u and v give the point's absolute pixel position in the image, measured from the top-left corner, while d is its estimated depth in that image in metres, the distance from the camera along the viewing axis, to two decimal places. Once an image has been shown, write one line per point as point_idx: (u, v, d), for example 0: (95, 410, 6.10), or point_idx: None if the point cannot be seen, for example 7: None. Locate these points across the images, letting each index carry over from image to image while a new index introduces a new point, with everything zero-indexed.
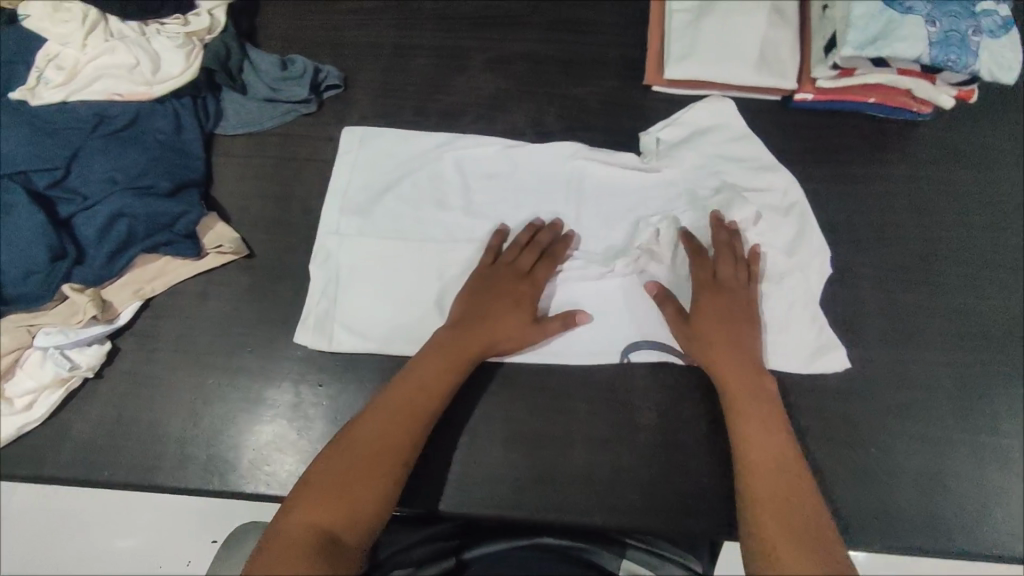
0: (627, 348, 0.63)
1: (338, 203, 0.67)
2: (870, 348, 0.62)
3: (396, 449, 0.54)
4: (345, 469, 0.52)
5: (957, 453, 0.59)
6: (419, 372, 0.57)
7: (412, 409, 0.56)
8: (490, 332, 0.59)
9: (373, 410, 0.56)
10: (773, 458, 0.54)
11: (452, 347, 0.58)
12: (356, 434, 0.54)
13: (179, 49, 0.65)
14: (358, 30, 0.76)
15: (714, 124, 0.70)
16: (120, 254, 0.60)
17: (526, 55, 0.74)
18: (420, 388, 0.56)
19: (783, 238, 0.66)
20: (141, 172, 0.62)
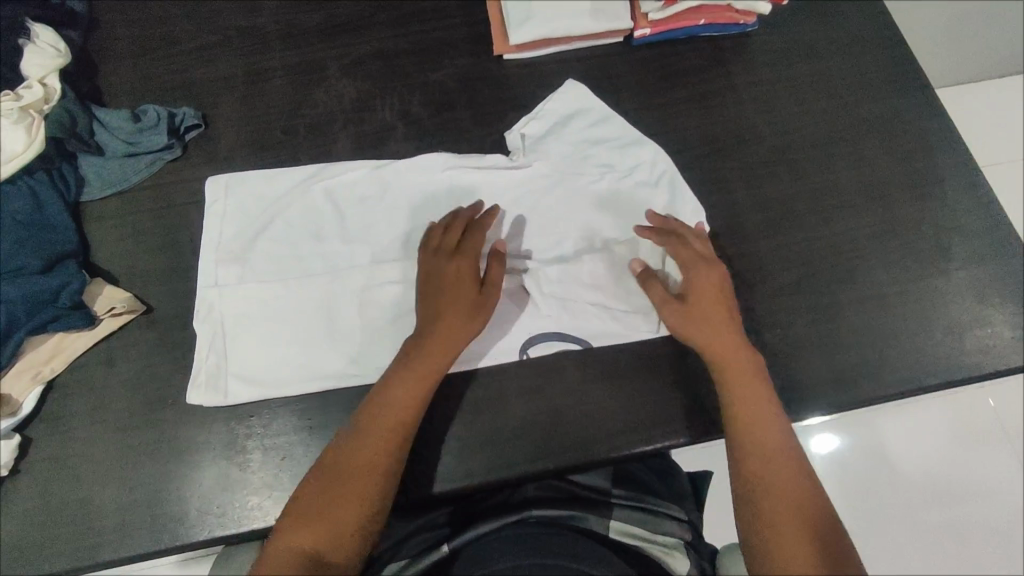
0: (524, 344, 0.63)
1: (216, 258, 0.65)
2: (753, 241, 0.68)
3: (380, 467, 0.54)
4: (330, 494, 0.53)
5: (848, 312, 0.65)
6: (406, 378, 0.57)
7: (399, 421, 0.56)
8: (450, 314, 0.59)
9: (363, 426, 0.56)
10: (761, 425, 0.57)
11: (428, 350, 0.58)
12: (340, 457, 0.55)
13: (17, 125, 0.62)
14: (206, 67, 0.75)
15: (577, 108, 0.72)
16: (6, 340, 0.58)
17: (378, 53, 0.76)
18: (409, 397, 0.57)
19: (655, 209, 0.68)
20: (8, 257, 0.60)
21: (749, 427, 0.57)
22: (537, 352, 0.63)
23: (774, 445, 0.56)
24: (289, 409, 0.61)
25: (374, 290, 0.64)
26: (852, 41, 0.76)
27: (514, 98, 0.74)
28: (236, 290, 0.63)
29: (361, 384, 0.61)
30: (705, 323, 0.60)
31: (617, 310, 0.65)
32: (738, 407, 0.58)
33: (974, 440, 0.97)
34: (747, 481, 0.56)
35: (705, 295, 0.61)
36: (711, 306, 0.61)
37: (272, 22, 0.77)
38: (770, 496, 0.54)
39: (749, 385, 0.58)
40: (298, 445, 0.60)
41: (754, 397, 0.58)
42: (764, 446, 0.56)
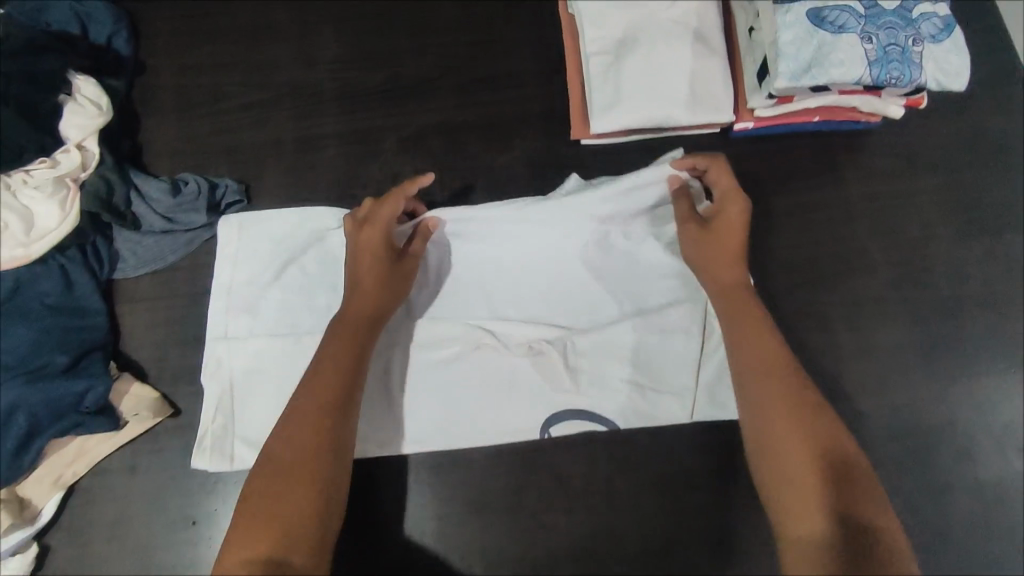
0: (546, 420, 0.57)
1: (228, 301, 0.61)
2: (850, 396, 0.58)
3: (322, 450, 0.46)
4: (269, 484, 0.45)
5: (955, 496, 0.56)
6: (330, 346, 0.51)
7: (323, 401, 0.48)
8: (368, 294, 0.53)
9: (290, 410, 0.48)
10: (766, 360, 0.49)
11: (347, 329, 0.52)
12: (267, 457, 0.47)
13: (51, 198, 0.58)
14: (253, 128, 0.68)
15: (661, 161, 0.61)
16: (25, 448, 0.54)
17: (442, 125, 0.68)
18: (334, 380, 0.49)
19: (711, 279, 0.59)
20: (33, 351, 0.56)
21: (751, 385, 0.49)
22: (565, 452, 0.57)
23: (783, 392, 0.47)
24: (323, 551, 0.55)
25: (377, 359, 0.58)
26: (997, 155, 0.64)
27: None
28: (247, 342, 0.59)
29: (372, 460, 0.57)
30: (721, 261, 0.54)
31: (651, 397, 0.57)
32: (745, 350, 0.50)
33: None
34: (758, 448, 0.47)
35: (718, 250, 0.54)
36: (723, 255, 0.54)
37: (328, 79, 0.70)
38: (784, 452, 0.45)
39: (743, 335, 0.51)
40: None
41: (742, 344, 0.50)
42: (768, 408, 0.47)
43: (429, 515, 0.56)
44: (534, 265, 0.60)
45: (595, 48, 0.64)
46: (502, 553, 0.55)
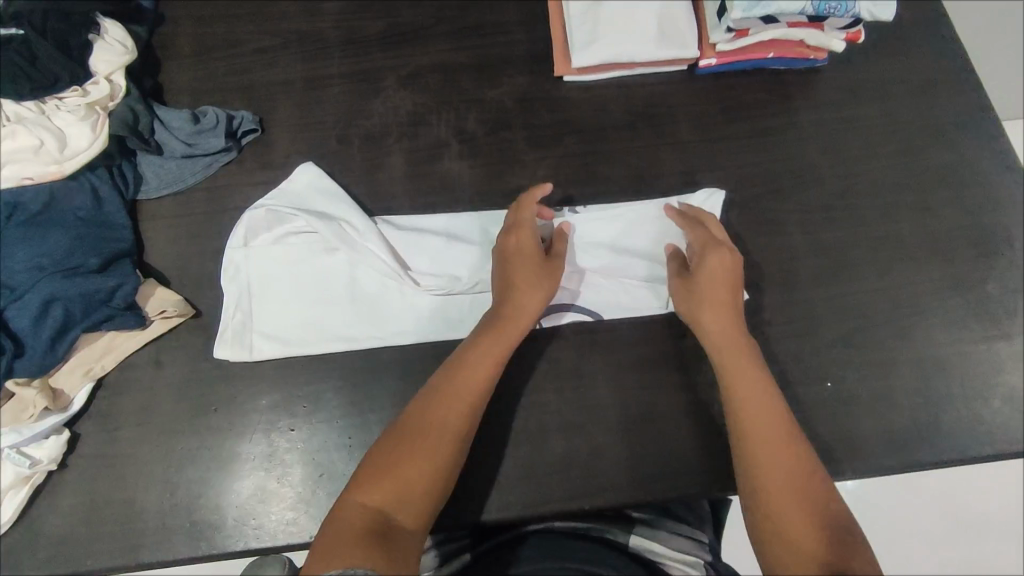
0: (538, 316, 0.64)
1: (250, 216, 0.66)
2: (807, 290, 0.66)
3: (445, 443, 0.54)
4: (401, 442, 0.54)
5: (901, 371, 0.63)
6: (486, 341, 0.58)
7: (471, 391, 0.56)
8: (535, 299, 0.60)
9: (444, 383, 0.57)
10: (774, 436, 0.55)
11: (514, 325, 0.59)
12: (408, 416, 0.55)
13: (83, 121, 0.64)
14: (265, 70, 0.75)
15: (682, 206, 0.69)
16: (60, 339, 0.59)
17: (437, 66, 0.75)
18: (483, 376, 0.57)
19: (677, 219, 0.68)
20: (67, 255, 0.61)
21: (741, 398, 0.57)
22: (554, 338, 0.64)
23: (772, 419, 0.56)
24: (334, 427, 0.61)
25: (391, 257, 0.64)
26: (928, 85, 0.73)
27: (571, 122, 0.73)
28: (268, 250, 0.66)
29: (383, 345, 0.63)
30: (716, 325, 0.60)
31: (629, 290, 0.65)
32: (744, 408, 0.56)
33: (999, 498, 0.97)
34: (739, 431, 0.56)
35: (708, 295, 0.61)
36: (713, 311, 0.60)
37: (333, 27, 0.77)
38: (765, 442, 0.55)
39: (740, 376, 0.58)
40: (336, 468, 0.60)
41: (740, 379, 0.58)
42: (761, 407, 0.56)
43: None
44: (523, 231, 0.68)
45: None
46: (499, 430, 0.61)
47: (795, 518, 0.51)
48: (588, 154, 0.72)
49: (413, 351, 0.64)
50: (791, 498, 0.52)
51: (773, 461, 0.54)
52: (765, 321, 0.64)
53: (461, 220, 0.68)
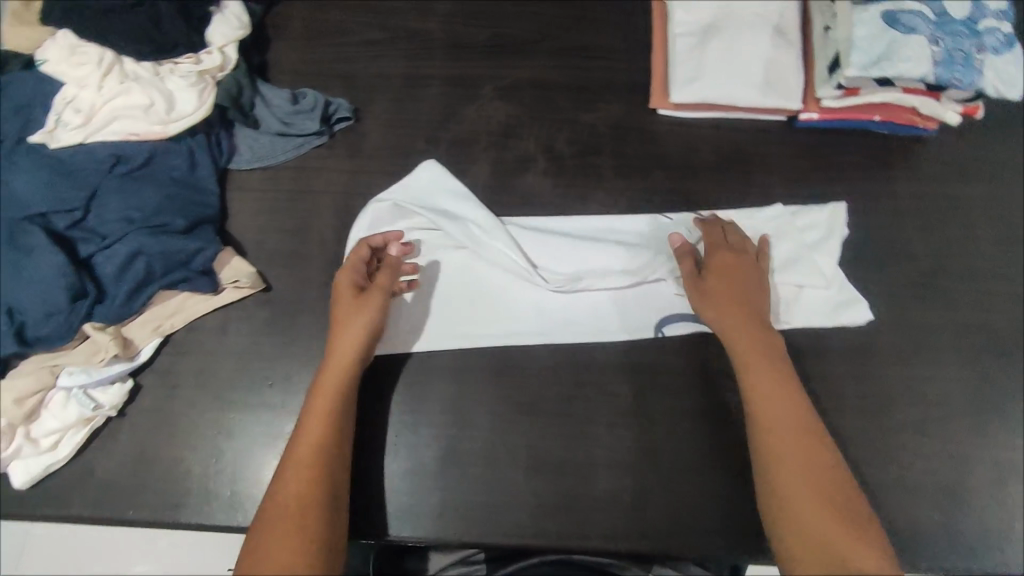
0: (660, 324, 0.64)
1: (376, 208, 0.67)
2: (883, 365, 0.63)
3: (314, 516, 0.52)
4: (274, 515, 0.51)
5: (974, 469, 0.60)
6: (314, 410, 0.56)
7: (311, 462, 0.54)
8: (336, 363, 0.57)
9: (291, 461, 0.54)
10: (806, 433, 0.55)
11: (324, 389, 0.56)
12: (277, 495, 0.52)
13: (191, 88, 0.66)
14: (369, 62, 0.77)
15: (814, 224, 0.68)
16: (138, 291, 0.61)
17: (535, 81, 0.75)
18: (307, 442, 0.54)
19: (806, 236, 0.68)
20: (156, 211, 0.63)
21: (762, 406, 0.56)
22: (613, 372, 0.63)
23: (792, 422, 0.55)
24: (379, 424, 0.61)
25: (518, 253, 0.64)
26: None
27: (662, 156, 0.72)
28: None
29: (439, 350, 0.63)
30: (723, 310, 0.60)
31: None
32: (762, 406, 0.56)
33: None
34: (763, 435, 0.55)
35: (713, 287, 0.61)
36: (722, 294, 0.61)
37: (439, 30, 0.78)
38: (779, 443, 0.54)
39: (754, 368, 0.57)
40: (374, 465, 0.59)
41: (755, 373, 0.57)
42: (779, 410, 0.55)
43: (483, 413, 0.61)
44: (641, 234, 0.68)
45: (682, 30, 0.72)
46: (545, 455, 0.60)
47: (822, 528, 0.50)
48: (673, 190, 0.71)
49: (469, 358, 0.63)
50: (810, 506, 0.51)
51: (792, 467, 0.53)
52: (833, 391, 0.62)
53: (574, 223, 0.69)
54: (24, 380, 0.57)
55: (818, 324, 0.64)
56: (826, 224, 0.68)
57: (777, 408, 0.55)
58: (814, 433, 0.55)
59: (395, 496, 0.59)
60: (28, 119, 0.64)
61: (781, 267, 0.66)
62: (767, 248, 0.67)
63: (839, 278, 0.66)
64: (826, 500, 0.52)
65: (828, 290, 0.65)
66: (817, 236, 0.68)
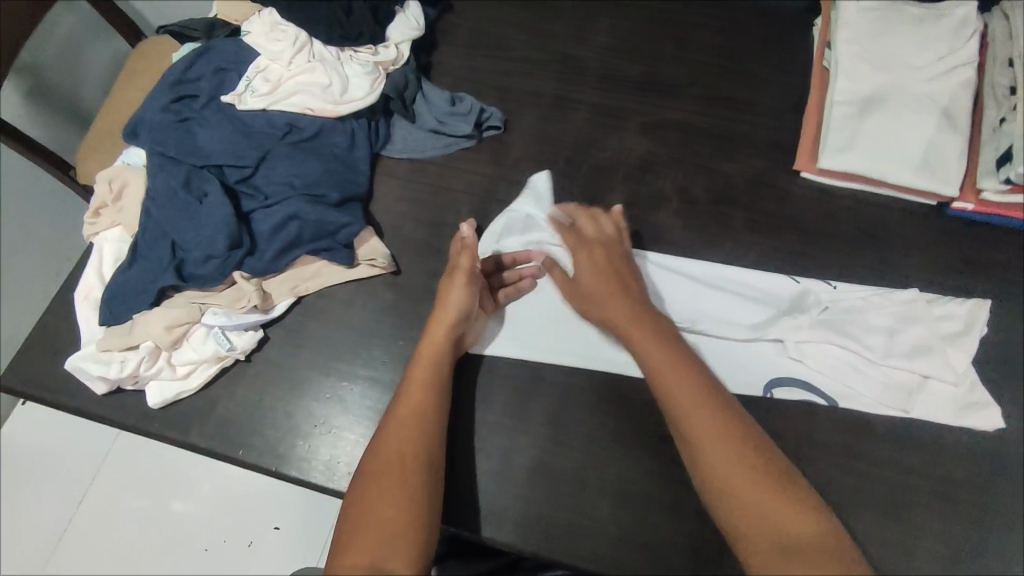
0: (770, 384, 0.63)
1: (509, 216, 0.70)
2: (1006, 478, 0.60)
3: (416, 474, 0.53)
4: (375, 472, 0.53)
5: None
6: (416, 372, 0.59)
7: (411, 422, 0.56)
8: (442, 323, 0.61)
9: (393, 421, 0.56)
10: (708, 427, 0.52)
11: (427, 351, 0.60)
12: (377, 451, 0.54)
13: (366, 76, 0.72)
14: (523, 78, 0.80)
15: (955, 315, 0.65)
16: (286, 252, 0.66)
17: (681, 123, 0.77)
18: (412, 402, 0.57)
19: (942, 326, 0.65)
20: (316, 181, 0.68)
21: (675, 400, 0.54)
22: None
23: (704, 420, 0.52)
24: (481, 423, 0.62)
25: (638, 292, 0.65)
26: None
27: (797, 218, 0.71)
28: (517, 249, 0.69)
29: (547, 364, 0.64)
30: (601, 301, 0.61)
31: (875, 390, 0.62)
32: (669, 395, 0.54)
33: None
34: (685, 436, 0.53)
35: (583, 284, 0.63)
36: (597, 283, 0.62)
37: (595, 59, 0.81)
38: (698, 428, 0.52)
39: (648, 356, 0.57)
40: (469, 463, 0.61)
41: (654, 360, 0.56)
42: (686, 407, 0.53)
43: (581, 434, 0.61)
44: (767, 292, 0.67)
45: (841, 98, 0.71)
46: (638, 490, 0.59)
47: (763, 526, 0.47)
48: (804, 254, 0.70)
49: (577, 378, 0.64)
50: (755, 502, 0.48)
51: (721, 458, 0.51)
52: (951, 493, 0.59)
53: (700, 268, 0.69)
54: (177, 311, 0.63)
55: (939, 419, 0.61)
56: (965, 319, 0.65)
57: (696, 416, 0.52)
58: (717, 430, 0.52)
59: (485, 496, 0.60)
60: (222, 80, 0.71)
61: (915, 351, 0.63)
62: (901, 327, 0.64)
63: (970, 377, 0.63)
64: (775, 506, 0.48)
65: (956, 388, 0.62)
66: (953, 329, 0.64)
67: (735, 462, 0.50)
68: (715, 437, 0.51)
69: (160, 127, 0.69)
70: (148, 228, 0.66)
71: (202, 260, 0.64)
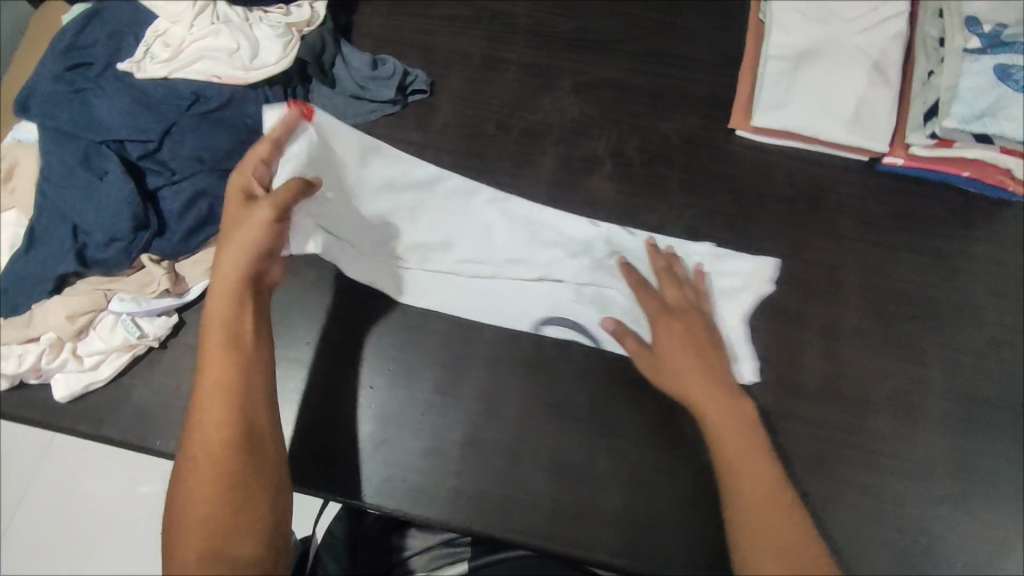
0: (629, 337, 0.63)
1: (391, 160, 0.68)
2: (929, 430, 0.61)
3: (233, 452, 0.50)
4: (195, 464, 0.50)
5: (1008, 554, 0.58)
6: (217, 321, 0.53)
7: (212, 390, 0.51)
8: (237, 251, 0.53)
9: (199, 398, 0.51)
10: (763, 490, 0.51)
11: (217, 288, 0.53)
12: (195, 441, 0.50)
13: (278, 39, 0.66)
14: (450, 37, 0.76)
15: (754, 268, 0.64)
16: (197, 231, 0.62)
17: (614, 82, 0.74)
18: (217, 365, 0.52)
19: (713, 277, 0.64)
20: (227, 155, 0.65)
21: (732, 463, 0.52)
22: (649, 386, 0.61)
23: (760, 485, 0.51)
24: (410, 400, 0.61)
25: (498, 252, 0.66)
26: None
27: (731, 177, 0.70)
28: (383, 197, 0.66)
29: (478, 338, 0.63)
30: (689, 375, 0.56)
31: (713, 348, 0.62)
32: (727, 457, 0.53)
33: None
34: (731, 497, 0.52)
35: (684, 342, 0.57)
36: (688, 353, 0.57)
37: (525, 16, 0.77)
38: (747, 473, 0.52)
39: (720, 419, 0.54)
40: (398, 440, 0.60)
41: (727, 420, 0.54)
42: (745, 467, 0.52)
43: (512, 407, 0.61)
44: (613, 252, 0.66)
45: (776, 52, 0.70)
46: (567, 460, 0.59)
47: None
48: (737, 214, 0.69)
49: (507, 351, 0.63)
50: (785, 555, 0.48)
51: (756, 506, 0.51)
52: (876, 448, 0.60)
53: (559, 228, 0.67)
54: (79, 299, 0.59)
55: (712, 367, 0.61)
56: (746, 275, 0.64)
57: (755, 484, 0.51)
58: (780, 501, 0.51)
59: (414, 474, 0.59)
60: (119, 45, 0.66)
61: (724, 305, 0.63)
62: (741, 291, 0.64)
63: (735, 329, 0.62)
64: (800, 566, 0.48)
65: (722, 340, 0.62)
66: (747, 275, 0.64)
67: (786, 535, 0.49)
68: (773, 502, 0.51)
69: (51, 99, 0.63)
70: (46, 210, 0.61)
71: (105, 244, 0.60)
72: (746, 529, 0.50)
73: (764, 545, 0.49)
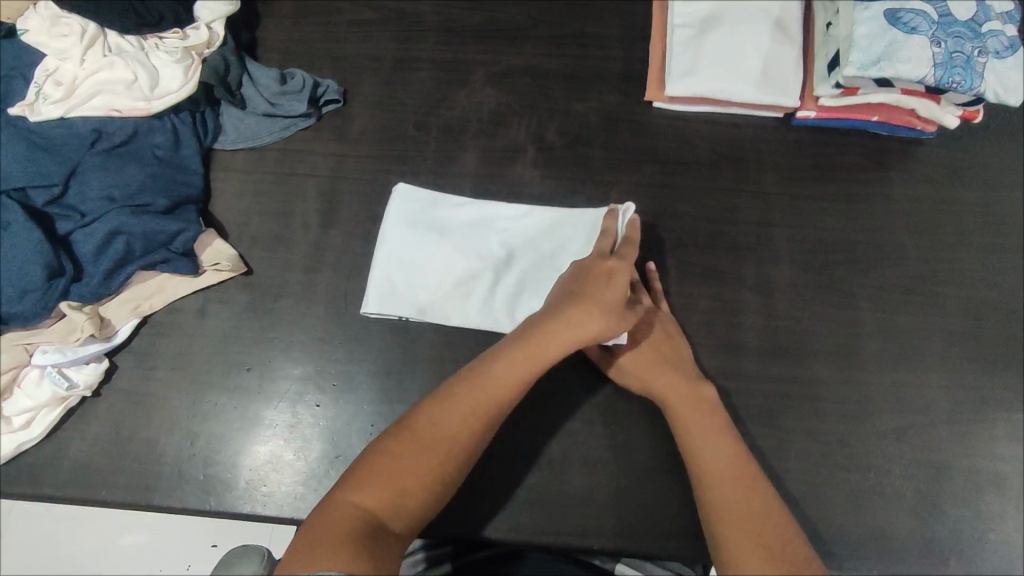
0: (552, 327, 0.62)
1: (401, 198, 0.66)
2: (867, 370, 0.63)
3: (454, 460, 0.49)
4: (406, 464, 0.47)
5: (955, 478, 0.60)
6: (511, 361, 0.52)
7: (479, 417, 0.50)
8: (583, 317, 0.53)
9: (425, 420, 0.49)
10: (726, 462, 0.52)
11: (560, 336, 0.53)
12: (390, 453, 0.48)
13: (178, 64, 0.64)
14: (358, 43, 0.75)
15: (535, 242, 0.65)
16: (116, 272, 0.60)
17: (527, 68, 0.74)
18: (508, 379, 0.51)
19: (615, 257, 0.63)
20: (138, 190, 0.62)
21: (693, 440, 0.54)
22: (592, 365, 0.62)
23: (721, 456, 0.52)
24: (359, 413, 0.61)
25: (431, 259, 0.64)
26: None
27: (653, 150, 0.71)
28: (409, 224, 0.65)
29: (420, 341, 0.63)
30: (648, 370, 0.58)
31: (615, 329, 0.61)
32: (690, 435, 0.54)
33: None
34: (696, 475, 0.52)
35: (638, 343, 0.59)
36: (645, 351, 0.59)
37: (432, 12, 0.76)
38: (707, 451, 0.53)
39: (680, 402, 0.56)
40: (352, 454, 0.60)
41: (676, 397, 0.56)
42: (703, 442, 0.53)
43: None
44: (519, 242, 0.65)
45: (681, 21, 0.70)
46: (521, 451, 0.60)
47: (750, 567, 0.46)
48: (663, 184, 0.70)
49: (450, 351, 0.63)
50: (745, 519, 0.49)
51: (729, 491, 0.50)
52: (819, 396, 0.62)
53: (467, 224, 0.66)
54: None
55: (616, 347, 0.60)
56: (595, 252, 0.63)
57: (714, 457, 0.52)
58: (747, 470, 0.52)
59: None
60: (9, 89, 0.63)
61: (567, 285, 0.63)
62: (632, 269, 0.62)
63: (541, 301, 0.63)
64: (768, 535, 0.48)
65: None
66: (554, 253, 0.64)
67: (746, 498, 0.50)
68: (738, 470, 0.51)
69: None
70: None
71: (18, 297, 0.58)
72: (706, 499, 0.51)
73: (726, 515, 0.49)
